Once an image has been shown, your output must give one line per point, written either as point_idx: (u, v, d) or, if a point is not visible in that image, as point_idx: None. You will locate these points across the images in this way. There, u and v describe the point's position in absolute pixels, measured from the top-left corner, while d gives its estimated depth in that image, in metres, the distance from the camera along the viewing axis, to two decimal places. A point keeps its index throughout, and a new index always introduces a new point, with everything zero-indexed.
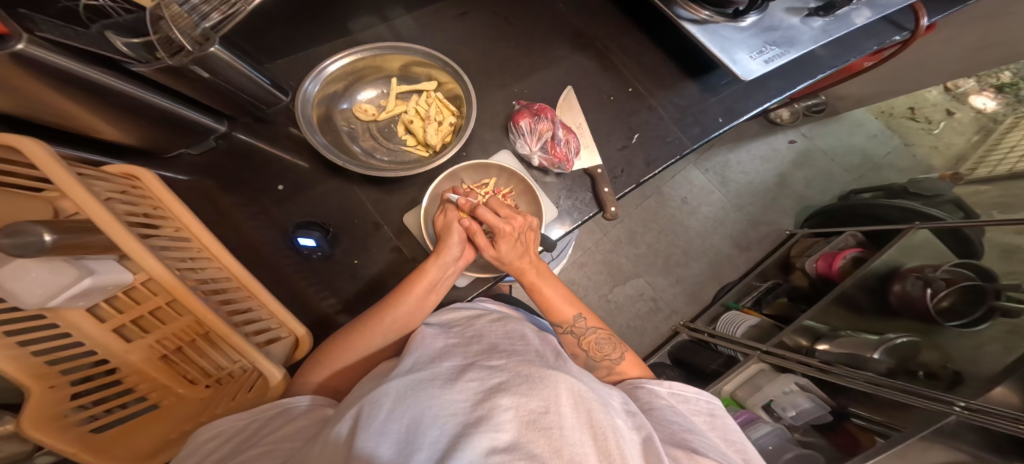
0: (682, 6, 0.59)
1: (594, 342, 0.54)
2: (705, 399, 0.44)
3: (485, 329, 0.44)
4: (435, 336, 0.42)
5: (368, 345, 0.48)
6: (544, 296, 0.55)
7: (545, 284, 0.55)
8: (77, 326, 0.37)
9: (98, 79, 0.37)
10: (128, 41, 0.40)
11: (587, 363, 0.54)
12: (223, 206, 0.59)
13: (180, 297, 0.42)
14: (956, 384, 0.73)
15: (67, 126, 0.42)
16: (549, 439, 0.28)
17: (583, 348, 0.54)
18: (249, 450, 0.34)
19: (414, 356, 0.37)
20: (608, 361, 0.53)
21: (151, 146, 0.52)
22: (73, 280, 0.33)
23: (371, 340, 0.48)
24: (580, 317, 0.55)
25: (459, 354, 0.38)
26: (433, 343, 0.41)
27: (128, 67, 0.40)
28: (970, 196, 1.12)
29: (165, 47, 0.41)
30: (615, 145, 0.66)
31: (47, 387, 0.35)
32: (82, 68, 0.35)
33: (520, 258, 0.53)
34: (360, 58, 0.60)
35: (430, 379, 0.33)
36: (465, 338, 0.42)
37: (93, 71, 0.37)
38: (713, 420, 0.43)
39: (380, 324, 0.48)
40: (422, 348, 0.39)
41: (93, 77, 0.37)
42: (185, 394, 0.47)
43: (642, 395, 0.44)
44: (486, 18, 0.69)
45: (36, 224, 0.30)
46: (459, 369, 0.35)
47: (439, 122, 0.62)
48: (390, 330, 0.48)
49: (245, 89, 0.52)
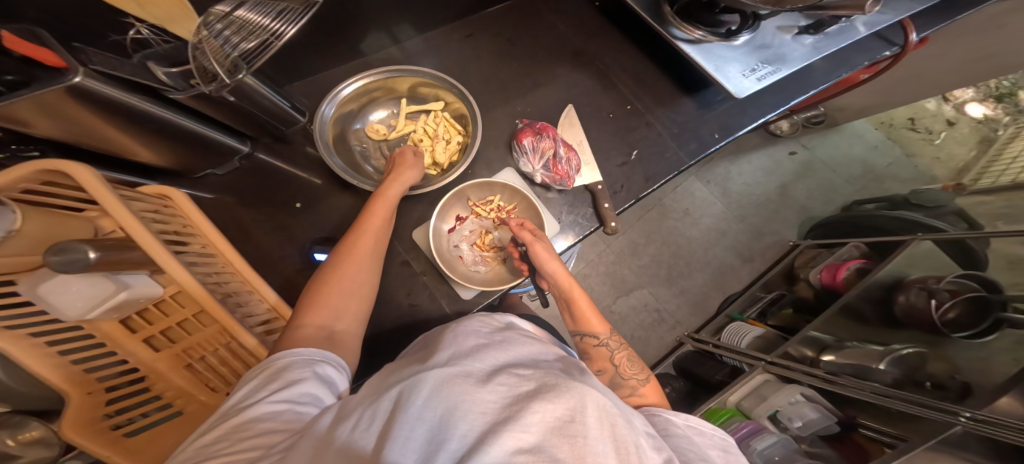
0: (677, 27, 0.63)
1: (624, 358, 0.56)
2: (719, 435, 0.43)
3: (517, 334, 0.41)
4: (469, 329, 0.40)
5: (350, 276, 0.49)
6: (581, 307, 0.58)
7: (582, 299, 0.58)
8: (111, 336, 0.42)
9: (139, 107, 0.41)
10: (166, 70, 0.43)
11: (613, 379, 0.54)
12: (243, 222, 0.62)
13: (209, 307, 0.45)
14: (965, 394, 0.71)
15: (107, 149, 0.45)
16: (573, 447, 0.26)
17: (613, 363, 0.55)
18: (254, 410, 0.32)
19: (449, 350, 0.35)
20: (634, 381, 0.52)
21: (183, 167, 0.55)
22: (111, 293, 0.38)
23: (352, 270, 0.49)
24: (609, 334, 0.57)
25: (493, 352, 0.36)
26: (465, 339, 0.38)
27: (166, 94, 0.43)
28: (973, 206, 1.13)
29: (201, 75, 0.43)
30: (615, 161, 0.68)
31: (85, 393, 0.39)
32: (125, 96, 0.38)
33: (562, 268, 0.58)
34: (372, 80, 0.63)
35: (462, 373, 0.31)
36: (491, 338, 0.39)
37: (133, 97, 0.39)
38: (725, 455, 0.40)
39: (358, 255, 0.50)
40: (454, 343, 0.37)
41: (136, 105, 0.40)
42: (207, 401, 0.50)
43: (657, 420, 0.43)
44: (492, 40, 0.73)
45: (80, 242, 0.35)
46: (491, 370, 0.32)
47: (446, 141, 0.65)
48: (362, 255, 0.50)
49: (269, 113, 0.56)
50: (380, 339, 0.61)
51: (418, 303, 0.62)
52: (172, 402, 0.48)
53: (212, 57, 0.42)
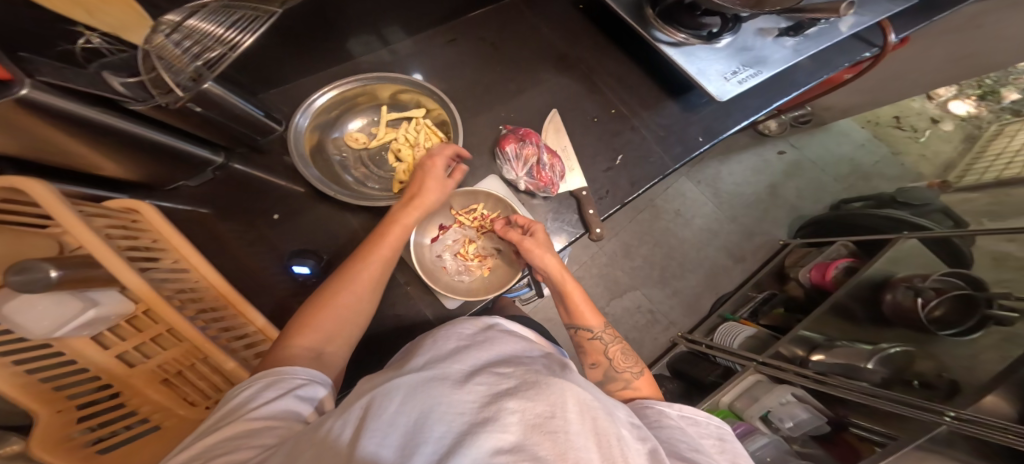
0: (659, 30, 0.63)
1: (618, 351, 0.55)
2: (715, 423, 0.41)
3: (497, 337, 0.41)
4: (447, 337, 0.40)
5: (345, 303, 0.46)
6: (575, 302, 0.57)
7: (576, 292, 0.58)
8: (82, 353, 0.41)
9: (95, 118, 0.39)
10: (124, 80, 0.40)
11: (607, 373, 0.54)
12: (220, 233, 0.60)
13: (177, 324, 0.44)
14: (953, 394, 0.72)
15: (72, 165, 0.44)
16: (554, 443, 0.25)
17: (606, 357, 0.55)
18: (238, 426, 0.31)
19: (427, 356, 0.35)
20: (628, 373, 0.52)
21: (154, 180, 0.54)
22: (79, 311, 0.37)
23: (349, 296, 0.47)
24: (604, 327, 0.57)
25: (472, 356, 0.35)
26: (444, 345, 0.38)
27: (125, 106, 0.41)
28: (959, 204, 1.15)
29: (155, 86, 0.40)
30: (600, 167, 0.68)
31: (55, 411, 0.38)
32: (80, 108, 0.37)
33: (557, 263, 0.57)
34: (346, 90, 0.62)
35: (439, 376, 0.31)
36: (474, 341, 0.39)
37: (92, 111, 0.38)
38: (722, 444, 0.40)
39: (360, 281, 0.47)
40: (433, 350, 0.37)
41: (91, 116, 0.39)
42: (186, 415, 0.49)
43: (651, 414, 0.42)
44: (475, 44, 0.72)
45: (41, 262, 0.34)
46: (470, 372, 0.32)
47: (428, 149, 0.64)
48: (362, 284, 0.48)
49: (243, 121, 0.54)
50: (365, 351, 0.60)
51: (402, 314, 0.61)
52: (149, 417, 0.47)
53: (161, 70, 0.38)
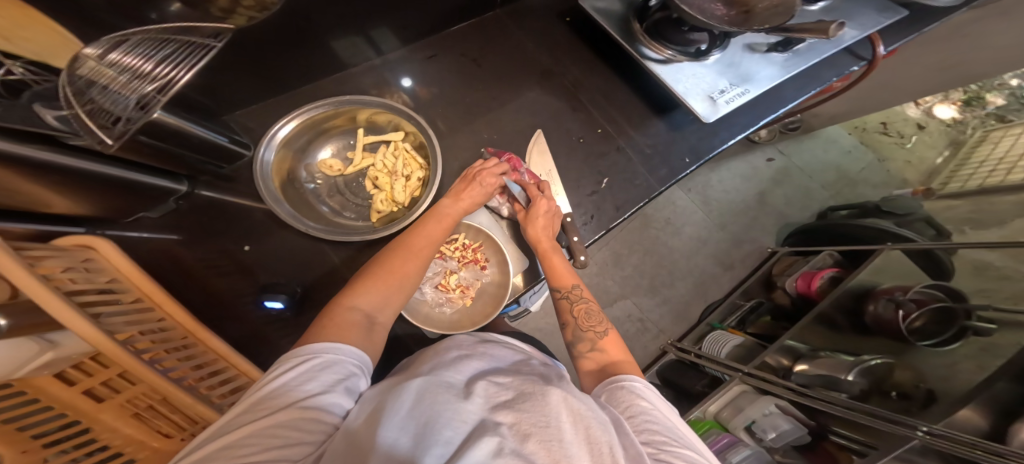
0: (646, 46, 0.61)
1: (583, 310, 0.53)
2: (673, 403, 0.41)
3: (494, 350, 0.41)
4: (448, 347, 0.39)
5: (403, 272, 0.48)
6: (551, 263, 0.57)
7: (556, 256, 0.57)
8: (45, 390, 0.38)
9: (34, 156, 0.36)
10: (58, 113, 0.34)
11: (574, 333, 0.52)
12: (189, 265, 0.58)
13: (132, 368, 0.41)
14: (929, 402, 0.75)
15: (17, 204, 0.41)
16: (550, 450, 0.25)
17: (573, 316, 0.53)
18: (261, 422, 0.30)
19: (430, 366, 0.35)
20: (593, 333, 0.51)
21: (113, 211, 0.52)
22: (35, 352, 0.35)
23: (405, 267, 0.48)
24: (578, 286, 0.55)
25: (472, 366, 0.36)
26: (445, 354, 0.38)
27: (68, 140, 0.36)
28: (942, 211, 1.20)
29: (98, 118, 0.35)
30: (584, 190, 0.66)
31: (21, 451, 0.36)
32: (20, 147, 0.35)
33: (543, 227, 0.58)
34: (305, 119, 0.59)
35: (442, 384, 0.31)
36: (473, 350, 0.39)
37: (27, 148, 0.35)
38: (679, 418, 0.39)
39: (416, 254, 0.50)
40: (434, 360, 0.37)
41: (31, 154, 0.36)
42: (160, 447, 0.48)
43: (623, 398, 0.38)
44: (455, 60, 0.70)
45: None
46: (468, 381, 0.32)
47: (406, 177, 0.62)
48: (417, 258, 0.50)
49: (197, 150, 0.51)
50: None
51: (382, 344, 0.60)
52: (121, 451, 0.45)
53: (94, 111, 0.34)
